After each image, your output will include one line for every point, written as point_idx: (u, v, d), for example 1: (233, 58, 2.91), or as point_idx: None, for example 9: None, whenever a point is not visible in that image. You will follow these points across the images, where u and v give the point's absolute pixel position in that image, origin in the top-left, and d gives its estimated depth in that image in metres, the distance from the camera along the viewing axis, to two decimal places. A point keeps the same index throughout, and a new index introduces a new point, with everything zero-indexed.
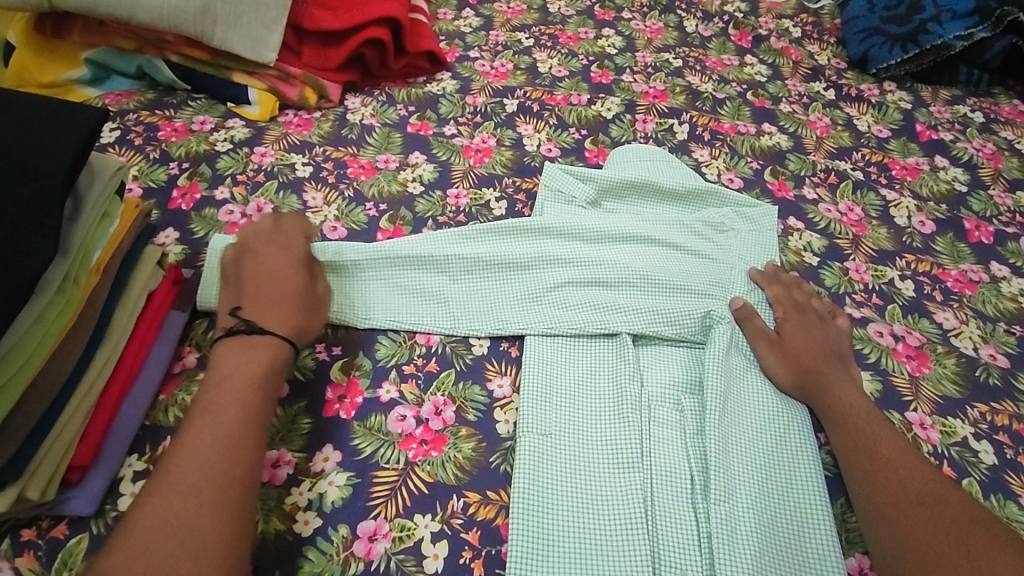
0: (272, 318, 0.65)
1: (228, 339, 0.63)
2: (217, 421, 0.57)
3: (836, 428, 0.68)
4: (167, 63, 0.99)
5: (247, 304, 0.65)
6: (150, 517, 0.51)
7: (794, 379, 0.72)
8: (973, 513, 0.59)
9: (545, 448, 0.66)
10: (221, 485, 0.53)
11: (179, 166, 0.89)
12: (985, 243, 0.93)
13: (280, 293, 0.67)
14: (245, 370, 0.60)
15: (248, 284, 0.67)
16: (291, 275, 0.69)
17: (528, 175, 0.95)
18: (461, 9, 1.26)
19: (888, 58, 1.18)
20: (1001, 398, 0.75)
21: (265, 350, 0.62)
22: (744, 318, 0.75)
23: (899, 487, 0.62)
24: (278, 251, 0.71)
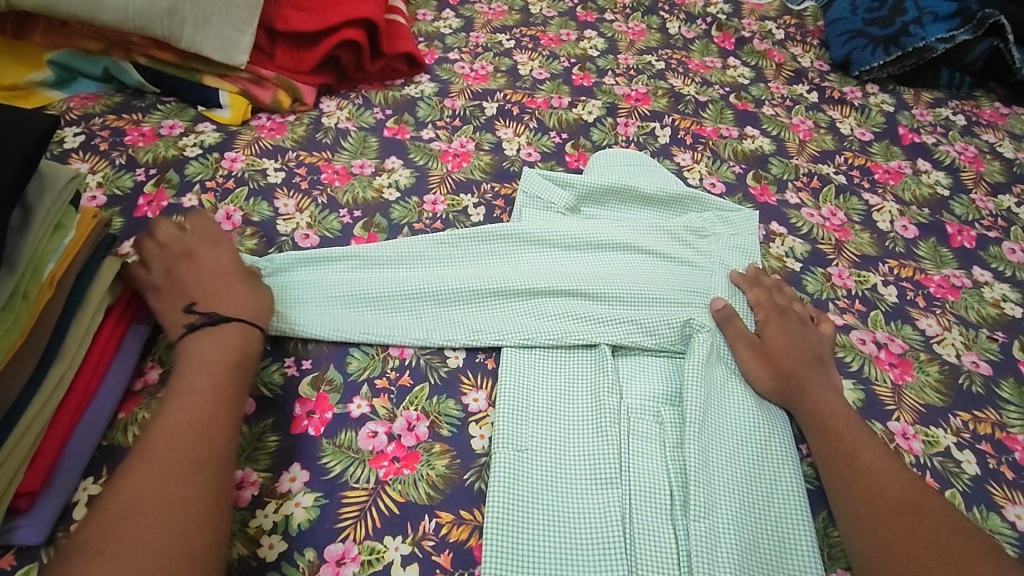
0: (235, 301, 0.66)
1: (191, 338, 0.63)
2: (189, 403, 0.57)
3: (815, 433, 0.67)
4: (134, 66, 0.96)
5: (208, 299, 0.66)
6: (129, 495, 0.51)
7: (773, 384, 0.71)
8: (950, 524, 0.58)
9: (520, 464, 0.64)
10: (201, 463, 0.54)
11: (146, 172, 0.86)
12: (967, 248, 0.92)
13: (232, 280, 0.68)
14: (215, 354, 0.62)
15: (194, 283, 0.67)
16: (231, 263, 0.70)
17: (506, 180, 0.93)
18: (441, 10, 1.24)
19: (870, 60, 1.17)
20: (984, 406, 0.74)
21: (237, 328, 0.64)
22: (725, 320, 0.75)
23: (875, 493, 0.61)
24: (207, 248, 0.71)
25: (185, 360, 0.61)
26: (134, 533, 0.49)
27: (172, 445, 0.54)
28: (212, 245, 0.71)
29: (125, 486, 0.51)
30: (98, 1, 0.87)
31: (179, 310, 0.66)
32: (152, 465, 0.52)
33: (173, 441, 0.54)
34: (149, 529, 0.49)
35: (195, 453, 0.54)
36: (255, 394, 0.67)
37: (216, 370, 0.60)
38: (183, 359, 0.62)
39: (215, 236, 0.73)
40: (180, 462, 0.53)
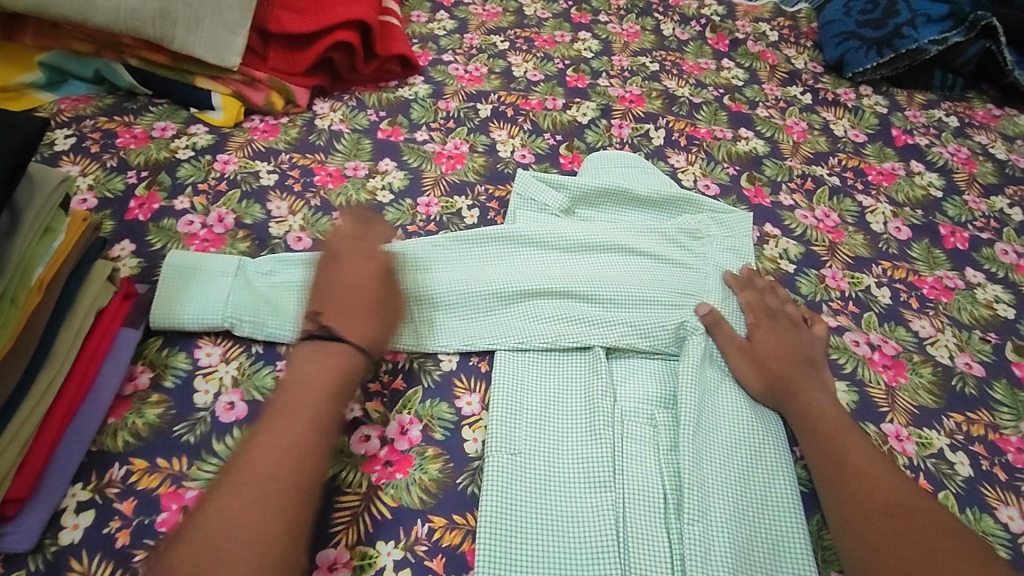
0: (354, 320, 0.66)
1: (307, 345, 0.64)
2: (285, 425, 0.58)
3: (807, 435, 0.67)
4: (126, 67, 0.95)
5: (329, 311, 0.67)
6: (217, 515, 0.53)
7: (765, 387, 0.71)
8: (942, 527, 0.58)
9: (514, 468, 0.64)
10: (285, 487, 0.55)
11: (138, 175, 0.86)
12: (960, 249, 0.92)
13: (364, 298, 0.68)
14: (322, 372, 0.62)
15: (327, 291, 0.69)
16: (372, 280, 0.70)
17: (500, 182, 0.93)
18: (436, 12, 1.23)
19: (863, 62, 1.18)
20: (977, 408, 0.75)
21: (346, 351, 0.64)
22: (713, 325, 0.74)
23: (868, 495, 0.61)
24: (356, 258, 0.72)
25: (292, 372, 0.62)
26: (218, 555, 0.51)
27: (263, 467, 0.55)
28: (355, 258, 0.72)
29: (220, 502, 0.54)
30: (89, 3, 0.86)
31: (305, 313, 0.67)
32: (243, 487, 0.54)
33: (264, 463, 0.56)
34: (232, 551, 0.51)
35: (282, 477, 0.55)
36: (247, 398, 0.66)
37: (317, 392, 0.61)
38: (290, 371, 0.63)
39: (371, 251, 0.74)
40: (268, 486, 0.54)
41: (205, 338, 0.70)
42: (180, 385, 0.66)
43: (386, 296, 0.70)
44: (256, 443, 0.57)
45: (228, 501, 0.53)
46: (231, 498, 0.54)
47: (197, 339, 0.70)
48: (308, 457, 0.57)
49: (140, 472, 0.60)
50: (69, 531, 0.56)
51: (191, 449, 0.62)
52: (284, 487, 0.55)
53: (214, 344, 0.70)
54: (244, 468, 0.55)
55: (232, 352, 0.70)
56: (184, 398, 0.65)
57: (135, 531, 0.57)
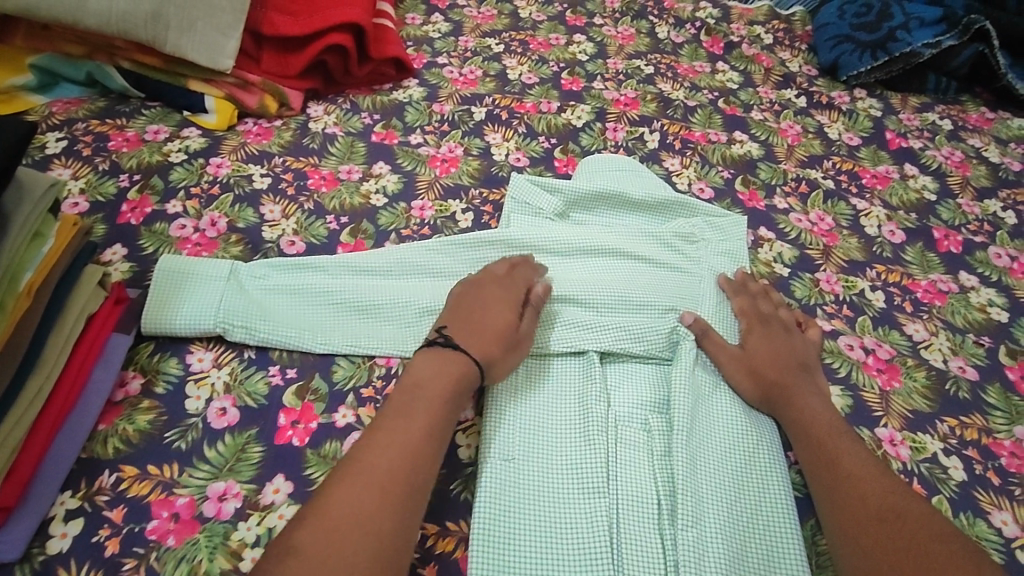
0: (477, 336, 0.67)
1: (427, 351, 0.66)
2: (407, 426, 0.59)
3: (799, 441, 0.67)
4: (118, 70, 0.94)
5: (454, 324, 0.68)
6: (337, 507, 0.52)
7: (759, 393, 0.71)
8: (935, 530, 0.57)
9: (507, 473, 0.63)
10: (401, 487, 0.54)
11: (130, 178, 0.85)
12: (953, 252, 0.92)
13: (492, 318, 0.69)
14: (439, 375, 0.63)
15: (456, 311, 0.70)
16: (501, 303, 0.70)
17: (494, 185, 0.93)
18: (430, 15, 1.23)
19: (858, 65, 1.18)
20: (971, 412, 0.75)
21: (461, 359, 0.65)
22: (702, 334, 0.74)
23: (858, 500, 0.61)
24: (491, 284, 0.73)
25: (412, 375, 0.63)
26: (339, 547, 0.49)
27: (382, 465, 0.55)
28: (494, 285, 0.73)
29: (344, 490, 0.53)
30: (81, 5, 0.86)
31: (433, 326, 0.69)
32: (365, 477, 0.54)
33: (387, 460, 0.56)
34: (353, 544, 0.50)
35: (402, 477, 0.55)
36: (239, 404, 0.66)
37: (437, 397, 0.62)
38: (410, 373, 0.64)
39: (511, 280, 0.74)
40: (389, 484, 0.54)
41: (197, 344, 0.70)
42: (171, 391, 0.66)
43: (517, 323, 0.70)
44: (371, 440, 0.57)
45: (347, 494, 0.53)
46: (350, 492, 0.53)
47: (189, 345, 0.70)
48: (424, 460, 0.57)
49: (130, 479, 0.59)
50: (57, 540, 0.56)
51: (183, 455, 0.62)
52: (403, 487, 0.55)
53: (206, 349, 0.69)
54: (365, 464, 0.55)
55: (224, 357, 0.69)
56: (176, 404, 0.65)
57: (124, 540, 0.56)
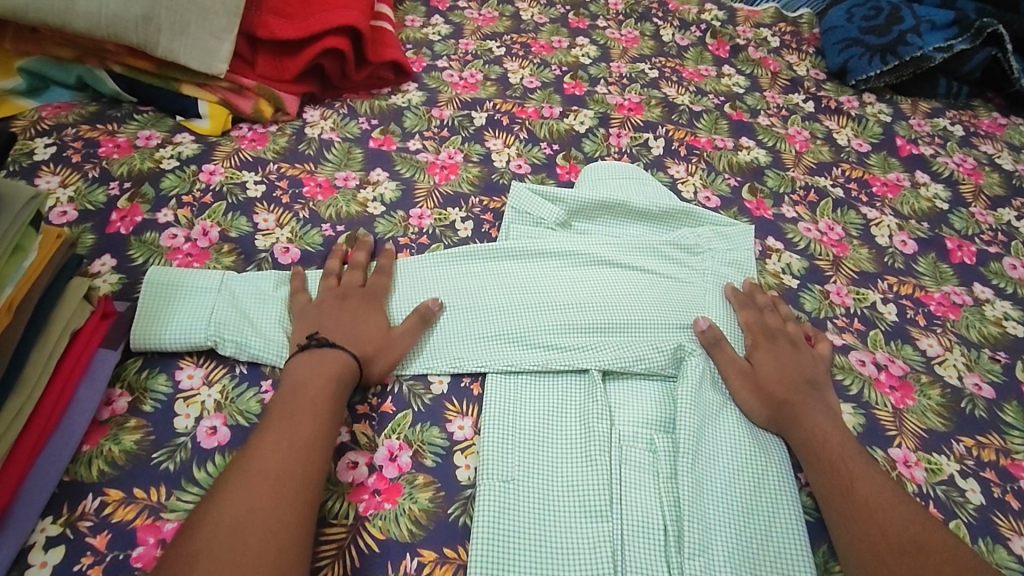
0: (351, 339, 0.67)
1: (301, 353, 0.65)
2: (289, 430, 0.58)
3: (808, 461, 0.65)
4: (109, 74, 0.92)
5: (328, 329, 0.67)
6: (226, 520, 0.51)
7: (767, 413, 0.68)
8: (955, 563, 0.55)
9: (506, 496, 0.61)
10: (292, 486, 0.55)
11: (120, 186, 0.83)
12: (967, 263, 0.90)
13: (365, 323, 0.69)
14: (317, 378, 0.63)
15: (327, 315, 0.69)
16: (373, 311, 0.71)
17: (495, 193, 0.90)
18: (430, 16, 1.21)
19: (867, 69, 1.15)
20: (987, 431, 0.72)
21: (341, 359, 0.65)
22: (714, 346, 0.72)
23: (874, 526, 0.58)
24: (363, 289, 0.73)
25: (290, 379, 0.63)
26: (236, 553, 0.49)
27: (268, 470, 0.55)
28: (366, 291, 0.73)
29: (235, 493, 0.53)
30: (69, 8, 0.84)
31: (303, 331, 0.67)
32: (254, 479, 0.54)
33: (275, 464, 0.55)
34: (250, 548, 0.50)
35: (291, 478, 0.55)
36: (229, 422, 0.63)
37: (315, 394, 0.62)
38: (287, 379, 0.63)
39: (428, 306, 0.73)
40: (279, 484, 0.54)
41: (187, 359, 0.67)
42: (160, 409, 0.63)
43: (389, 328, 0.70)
44: (255, 451, 0.56)
45: (235, 505, 0.52)
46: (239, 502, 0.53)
47: (179, 360, 0.67)
48: (312, 455, 0.57)
49: (116, 503, 0.57)
50: (37, 569, 0.53)
51: (170, 477, 0.59)
52: (293, 488, 0.55)
53: (197, 365, 0.67)
54: (254, 470, 0.55)
55: (215, 374, 0.67)
56: (164, 424, 0.62)
57: (108, 568, 0.54)
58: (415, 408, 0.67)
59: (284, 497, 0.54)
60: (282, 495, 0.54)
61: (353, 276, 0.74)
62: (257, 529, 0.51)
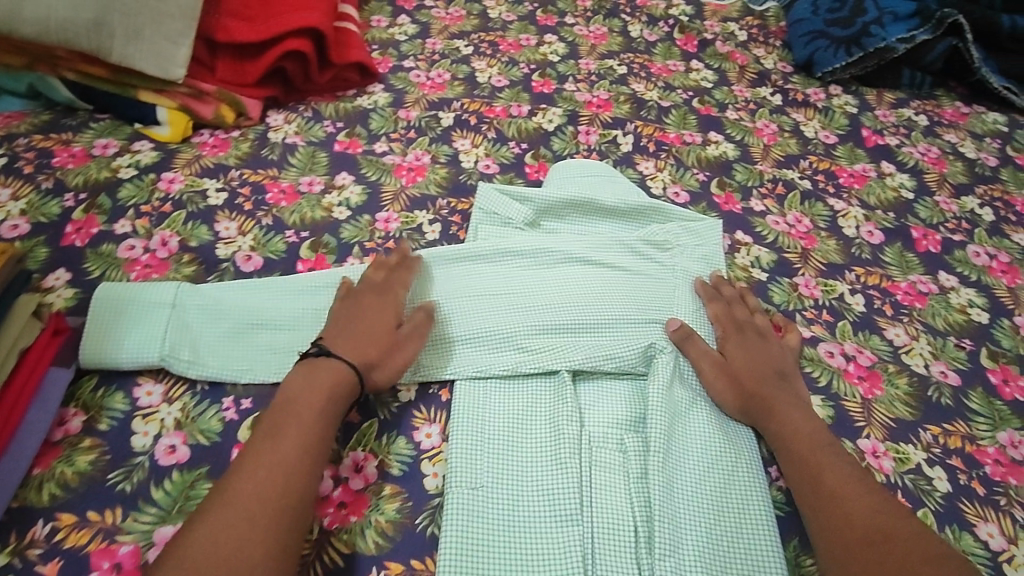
0: (354, 346, 0.66)
1: (300, 363, 0.65)
2: (288, 434, 0.58)
3: (780, 449, 0.66)
4: (62, 81, 0.90)
5: (330, 335, 0.67)
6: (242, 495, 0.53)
7: (737, 404, 0.69)
8: (925, 552, 0.55)
9: (475, 503, 0.60)
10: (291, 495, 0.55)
11: (75, 197, 0.81)
12: (932, 252, 0.91)
13: (368, 325, 0.68)
14: (309, 392, 0.61)
15: (334, 320, 0.69)
16: (378, 312, 0.69)
17: (463, 195, 0.89)
18: (396, 16, 1.19)
19: (833, 62, 1.16)
20: (954, 419, 0.73)
21: (335, 371, 0.63)
22: (683, 340, 0.72)
23: (842, 513, 0.59)
24: (372, 292, 0.72)
25: (284, 395, 0.62)
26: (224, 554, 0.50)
27: (262, 478, 0.55)
28: (379, 290, 0.72)
29: (254, 469, 0.55)
30: (16, 13, 0.81)
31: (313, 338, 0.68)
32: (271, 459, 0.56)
33: (274, 463, 0.56)
34: (236, 543, 0.50)
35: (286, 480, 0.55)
36: (190, 441, 0.62)
37: (326, 381, 0.62)
38: (279, 398, 0.62)
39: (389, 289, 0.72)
40: (275, 493, 0.54)
41: (145, 376, 0.66)
42: (116, 427, 0.62)
43: (394, 331, 0.69)
44: (280, 435, 0.58)
45: (234, 502, 0.53)
46: (235, 496, 0.53)
47: (136, 378, 0.66)
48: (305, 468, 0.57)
49: (67, 529, 0.55)
50: None
51: (127, 498, 0.58)
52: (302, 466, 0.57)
53: (156, 382, 0.66)
54: (272, 447, 0.57)
55: (175, 391, 0.66)
56: (121, 443, 0.61)
57: None
58: (381, 416, 0.67)
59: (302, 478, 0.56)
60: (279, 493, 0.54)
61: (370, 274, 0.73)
62: (243, 529, 0.51)
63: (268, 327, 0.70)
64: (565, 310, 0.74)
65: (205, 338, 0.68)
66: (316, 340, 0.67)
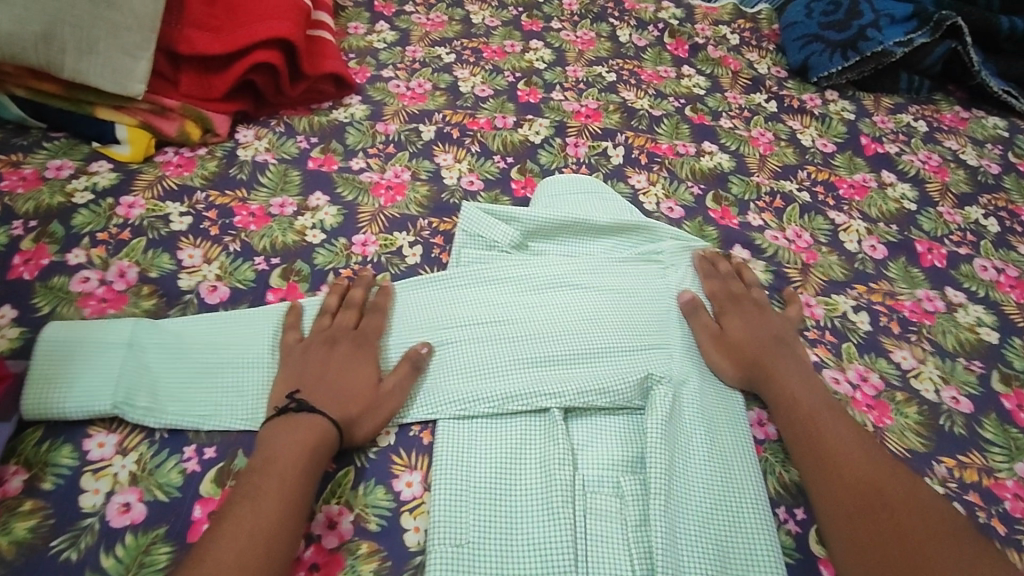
0: (334, 399, 0.61)
1: (277, 418, 0.59)
2: (268, 488, 0.54)
3: (799, 449, 0.63)
4: (11, 98, 0.83)
5: (307, 388, 0.61)
6: (211, 553, 0.49)
7: (739, 372, 0.69)
8: (952, 561, 0.52)
9: (461, 561, 0.56)
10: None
11: (24, 225, 0.74)
12: (938, 267, 0.87)
13: (349, 376, 0.63)
14: (290, 447, 0.56)
15: (308, 368, 0.63)
16: (357, 361, 0.65)
17: (445, 214, 0.84)
18: (375, 23, 1.14)
19: (829, 66, 1.12)
20: (968, 450, 0.69)
21: (317, 425, 0.58)
22: (689, 313, 0.73)
23: (861, 514, 0.57)
24: (349, 339, 0.66)
25: (263, 449, 0.57)
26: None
27: (230, 553, 0.49)
28: (354, 337, 0.67)
29: (228, 526, 0.51)
30: None
31: (286, 389, 0.62)
32: (246, 515, 0.51)
33: (248, 520, 0.51)
34: None
35: (261, 538, 0.50)
36: (146, 497, 0.57)
37: (307, 433, 0.57)
38: (258, 451, 0.57)
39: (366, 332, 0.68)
40: (246, 562, 0.49)
41: (97, 425, 0.61)
42: (63, 485, 0.56)
43: (376, 382, 0.64)
44: (257, 491, 0.53)
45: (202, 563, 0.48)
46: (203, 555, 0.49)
47: (86, 428, 0.60)
48: (277, 541, 0.51)
49: None
50: None
51: (73, 568, 0.52)
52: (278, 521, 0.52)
53: (109, 431, 0.60)
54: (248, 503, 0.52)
55: (130, 441, 0.60)
56: (67, 503, 0.55)
57: None
58: (358, 464, 0.61)
59: (278, 536, 0.51)
60: (249, 552, 0.49)
61: (345, 318, 0.68)
62: None
63: (236, 367, 0.65)
64: (556, 339, 0.69)
65: (166, 381, 0.63)
66: (291, 392, 0.61)
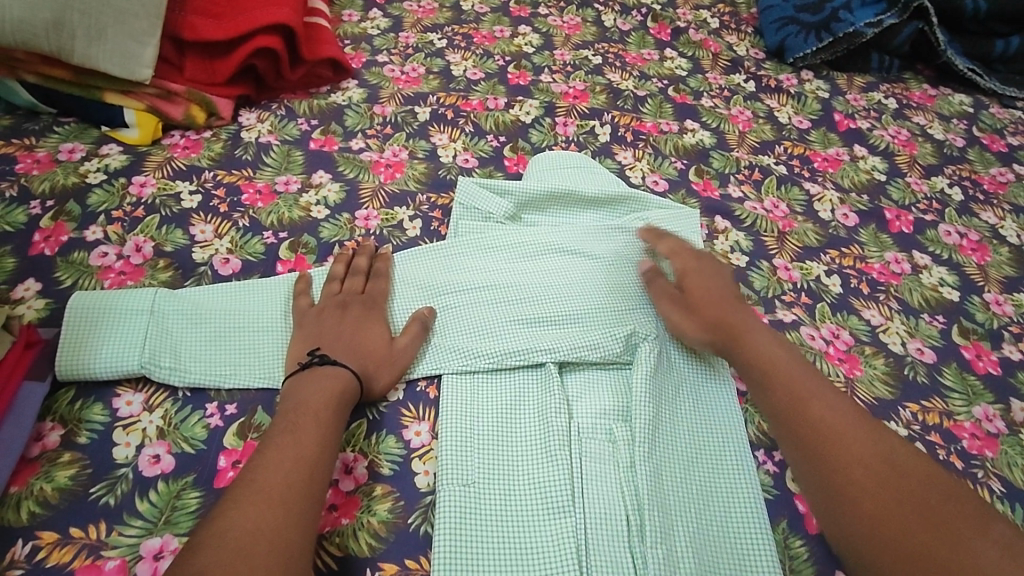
0: (352, 355, 0.66)
1: (302, 372, 0.64)
2: (303, 427, 0.59)
3: (768, 398, 0.66)
4: (22, 84, 0.86)
5: (326, 344, 0.66)
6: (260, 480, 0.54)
7: (706, 336, 0.71)
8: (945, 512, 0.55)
9: (467, 499, 0.61)
10: (303, 505, 0.54)
11: (42, 204, 0.78)
12: (905, 232, 0.93)
13: (364, 335, 0.68)
14: (319, 395, 0.61)
15: (324, 328, 0.68)
16: (370, 322, 0.70)
17: (443, 190, 0.89)
18: (368, 10, 1.18)
19: (804, 48, 1.18)
20: (931, 396, 0.75)
21: (341, 376, 0.63)
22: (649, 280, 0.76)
23: (858, 471, 0.59)
24: (359, 303, 0.71)
25: (291, 397, 0.62)
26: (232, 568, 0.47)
27: (278, 481, 0.54)
28: (364, 301, 0.72)
29: (271, 459, 0.56)
30: None
31: (305, 348, 0.67)
32: (287, 449, 0.57)
33: (291, 453, 0.56)
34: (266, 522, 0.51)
35: (305, 468, 0.56)
36: (174, 450, 0.61)
37: (332, 382, 0.63)
38: (286, 400, 0.62)
39: (374, 297, 0.73)
40: (294, 487, 0.54)
41: (125, 385, 0.65)
42: (96, 440, 0.61)
43: (389, 340, 0.69)
44: (293, 429, 0.58)
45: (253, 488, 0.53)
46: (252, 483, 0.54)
47: (114, 388, 0.65)
48: (319, 470, 0.57)
49: (50, 546, 0.54)
50: None
51: (111, 512, 0.57)
52: (317, 455, 0.57)
53: (135, 391, 0.65)
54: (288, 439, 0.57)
55: (156, 399, 0.65)
56: (102, 455, 0.60)
57: None
58: (371, 416, 0.66)
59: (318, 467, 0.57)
60: (297, 480, 0.55)
61: (354, 283, 0.73)
62: (270, 510, 0.52)
63: (251, 330, 0.69)
64: (550, 302, 0.74)
65: (185, 344, 0.67)
66: (311, 349, 0.66)
